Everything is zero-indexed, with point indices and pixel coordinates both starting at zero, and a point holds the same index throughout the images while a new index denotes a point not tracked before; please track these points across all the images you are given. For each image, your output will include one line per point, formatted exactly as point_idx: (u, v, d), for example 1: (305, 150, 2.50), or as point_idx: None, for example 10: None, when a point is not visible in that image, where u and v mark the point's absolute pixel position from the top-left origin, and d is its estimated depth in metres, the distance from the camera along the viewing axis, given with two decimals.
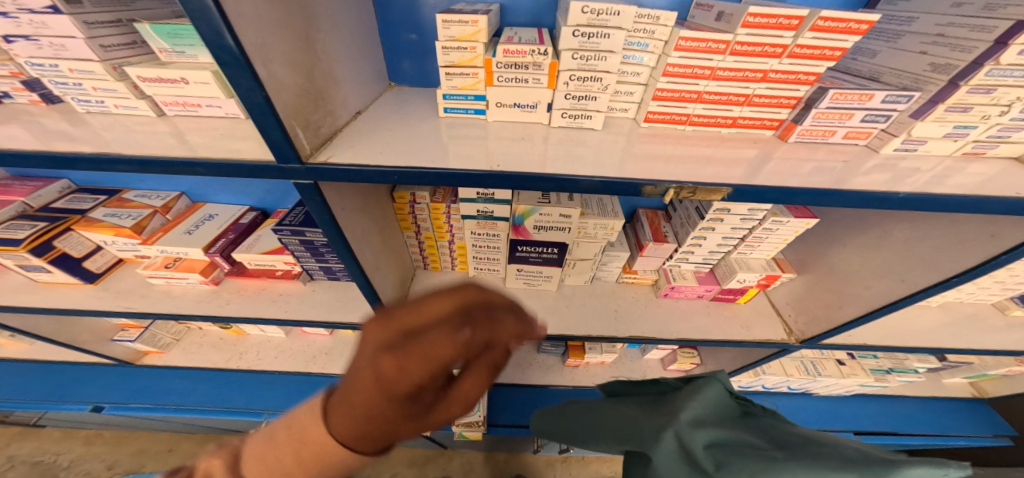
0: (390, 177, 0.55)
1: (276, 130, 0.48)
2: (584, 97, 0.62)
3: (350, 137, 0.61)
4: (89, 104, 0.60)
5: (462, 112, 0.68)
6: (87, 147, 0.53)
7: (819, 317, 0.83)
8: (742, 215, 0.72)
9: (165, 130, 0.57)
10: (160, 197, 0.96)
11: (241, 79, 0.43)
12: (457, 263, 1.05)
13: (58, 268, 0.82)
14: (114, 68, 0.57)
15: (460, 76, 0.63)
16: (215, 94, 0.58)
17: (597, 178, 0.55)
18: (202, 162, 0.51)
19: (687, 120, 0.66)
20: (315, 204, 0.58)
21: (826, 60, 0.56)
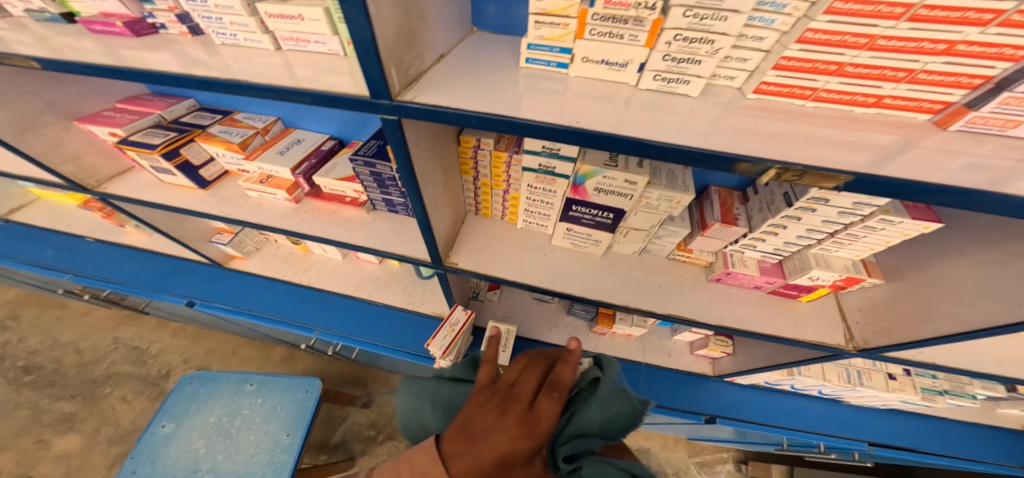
0: (467, 121, 0.54)
1: (376, 69, 0.49)
2: (687, 59, 0.52)
3: (435, 80, 0.60)
4: (226, 37, 0.72)
5: (543, 63, 0.61)
6: (221, 73, 0.64)
7: (892, 328, 0.72)
8: (841, 208, 0.65)
9: (278, 62, 0.67)
10: (262, 121, 1.16)
11: (352, 13, 0.43)
12: (508, 212, 1.04)
13: (181, 173, 1.05)
14: (249, 5, 0.65)
15: (549, 25, 0.55)
16: (323, 31, 0.65)
17: (675, 146, 0.49)
18: (310, 92, 0.57)
19: (812, 95, 0.52)
20: (395, 139, 0.60)
21: None
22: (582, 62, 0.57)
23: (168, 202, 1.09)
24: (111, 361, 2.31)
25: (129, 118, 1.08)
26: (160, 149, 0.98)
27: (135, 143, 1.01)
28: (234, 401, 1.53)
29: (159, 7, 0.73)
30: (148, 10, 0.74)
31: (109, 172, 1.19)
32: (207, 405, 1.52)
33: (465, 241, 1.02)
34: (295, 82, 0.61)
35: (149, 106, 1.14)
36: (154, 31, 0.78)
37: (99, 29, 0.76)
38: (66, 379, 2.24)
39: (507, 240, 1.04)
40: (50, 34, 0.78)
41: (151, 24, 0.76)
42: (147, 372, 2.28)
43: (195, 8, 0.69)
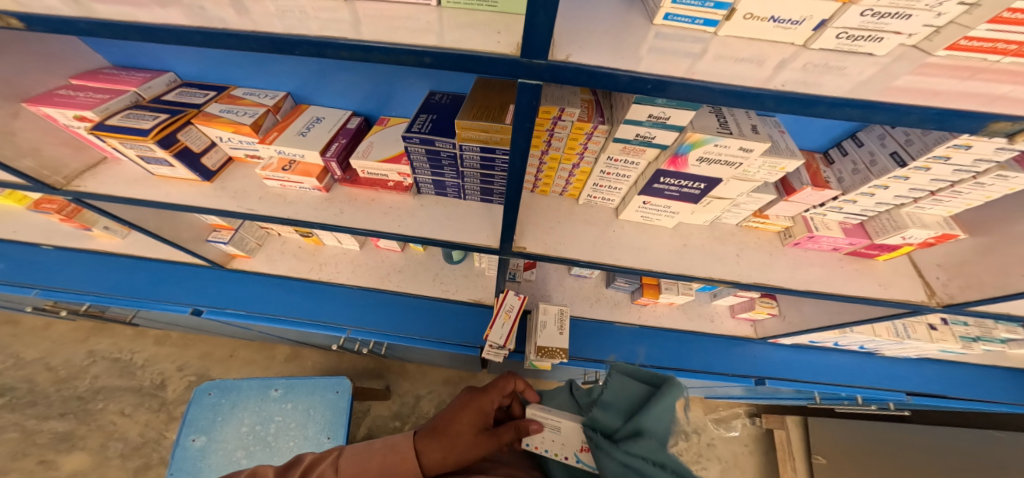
0: (642, 85, 0.47)
1: (547, 15, 0.38)
2: (893, 14, 0.44)
3: (569, 34, 0.50)
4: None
5: (685, 22, 0.51)
6: (277, 28, 0.51)
7: (982, 283, 0.76)
8: (959, 166, 0.62)
9: (345, 13, 0.55)
10: (269, 96, 0.96)
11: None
12: (570, 188, 0.97)
13: (181, 163, 0.81)
14: None
15: None
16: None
17: (864, 105, 0.44)
18: (432, 52, 0.47)
19: (1013, 49, 0.46)
20: (524, 109, 0.52)
21: None
22: (743, 19, 0.49)
23: (166, 199, 0.86)
24: (95, 374, 2.10)
25: (97, 97, 0.80)
26: (155, 134, 0.75)
27: (115, 126, 0.76)
28: (263, 409, 1.43)
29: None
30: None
31: (78, 166, 0.87)
32: (235, 415, 1.41)
33: (527, 222, 0.94)
34: (391, 38, 0.50)
35: (118, 81, 0.87)
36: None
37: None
38: (47, 397, 2.02)
39: (570, 218, 0.97)
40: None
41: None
42: (138, 383, 2.09)
43: None
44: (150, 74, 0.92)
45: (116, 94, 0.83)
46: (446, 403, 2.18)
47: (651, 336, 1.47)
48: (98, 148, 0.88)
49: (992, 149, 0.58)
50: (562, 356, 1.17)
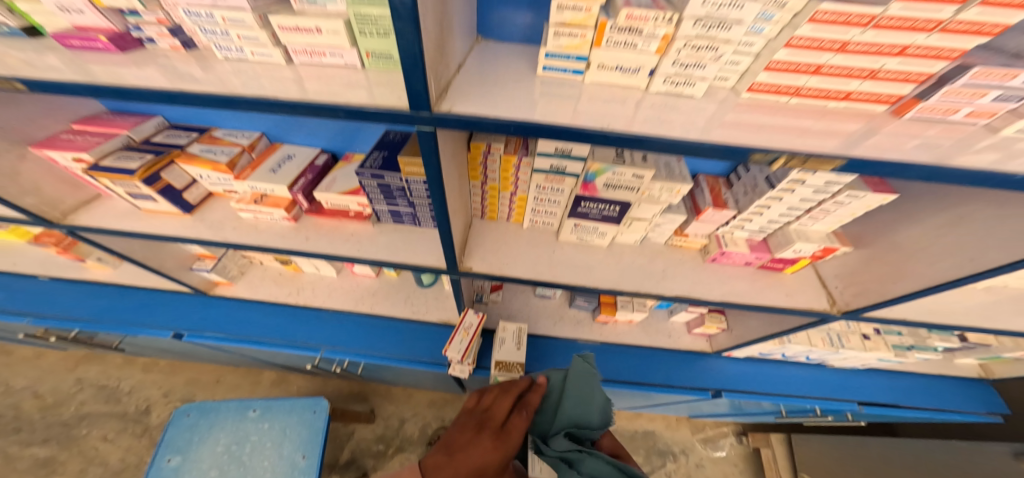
0: (507, 128, 0.62)
1: (419, 82, 0.55)
2: (693, 65, 0.66)
3: (459, 90, 0.67)
4: (229, 51, 0.73)
5: (562, 70, 0.74)
6: (232, 90, 0.65)
7: (869, 290, 0.86)
8: (817, 187, 0.75)
9: (292, 75, 0.70)
10: (245, 137, 1.08)
11: (403, 29, 0.49)
12: (514, 213, 1.07)
13: (164, 198, 0.93)
14: (259, 18, 0.67)
15: (568, 36, 0.68)
16: (341, 44, 0.69)
17: (682, 141, 0.61)
18: (344, 107, 0.62)
19: (795, 92, 0.65)
20: (427, 148, 0.67)
21: (983, 37, 0.50)
22: (600, 68, 0.71)
23: (149, 230, 0.97)
24: (81, 401, 2.14)
25: (91, 140, 0.92)
26: (140, 173, 0.87)
27: (105, 167, 0.88)
28: (240, 429, 1.48)
29: (146, 20, 0.70)
30: (132, 23, 0.71)
31: (74, 202, 0.99)
32: (212, 435, 1.46)
33: (476, 243, 1.04)
34: (323, 96, 0.65)
35: (113, 124, 0.99)
36: (138, 46, 0.75)
37: (77, 45, 0.71)
38: (32, 424, 2.05)
39: (516, 240, 1.06)
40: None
41: (135, 38, 0.74)
42: (124, 409, 2.13)
43: (197, 19, 0.69)
44: (140, 118, 1.03)
45: (108, 138, 0.94)
46: (430, 426, 2.20)
47: (615, 353, 1.53)
48: (93, 186, 1.00)
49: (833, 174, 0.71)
50: (520, 371, 1.22)
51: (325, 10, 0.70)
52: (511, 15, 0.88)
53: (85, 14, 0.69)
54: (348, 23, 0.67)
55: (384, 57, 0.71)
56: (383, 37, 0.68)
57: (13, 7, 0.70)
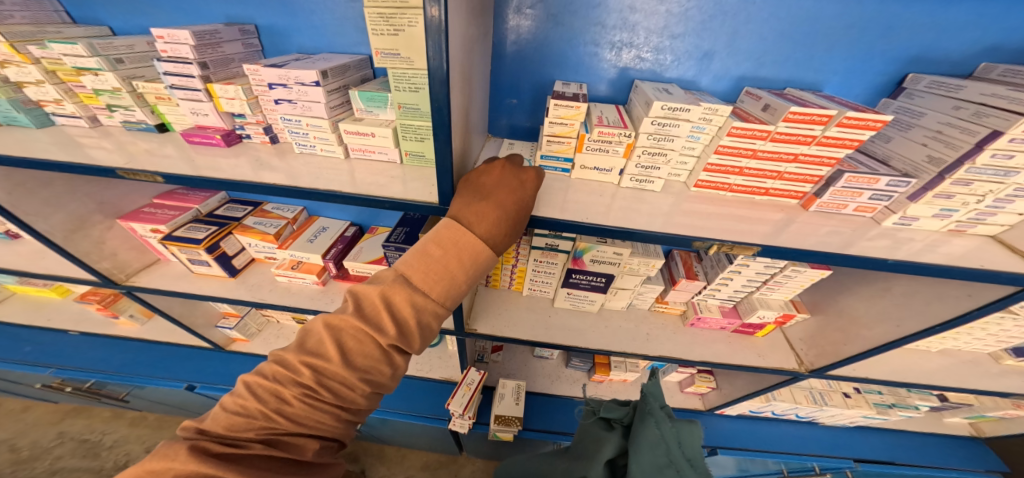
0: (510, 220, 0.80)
1: (448, 182, 0.75)
2: (651, 167, 0.89)
3: None
4: (305, 146, 0.94)
5: (553, 168, 0.95)
6: (301, 182, 0.83)
7: (827, 352, 1.00)
8: (764, 264, 0.93)
9: (346, 168, 0.90)
10: (290, 210, 1.26)
11: (443, 149, 0.70)
12: (514, 282, 1.20)
13: (217, 263, 1.09)
14: (333, 124, 0.89)
15: (557, 142, 0.90)
16: (388, 146, 0.90)
17: (649, 233, 0.77)
18: (389, 200, 0.80)
19: (728, 188, 0.89)
20: None
21: (845, 149, 0.77)
22: (584, 168, 0.93)
23: (198, 291, 1.12)
24: (57, 456, 2.10)
25: (169, 214, 1.10)
26: (206, 243, 1.03)
27: (179, 237, 1.04)
28: None
29: (250, 121, 0.93)
30: (239, 122, 0.94)
31: (138, 266, 1.15)
32: None
33: (481, 309, 1.14)
34: (372, 190, 0.83)
35: (187, 199, 1.17)
36: (238, 140, 0.97)
37: (197, 140, 0.93)
38: None
39: (516, 306, 1.17)
40: (131, 139, 0.93)
41: (239, 134, 0.96)
42: (101, 464, 2.08)
43: (289, 123, 0.90)
44: (209, 193, 1.20)
45: (182, 211, 1.12)
46: None
47: None
48: (157, 252, 1.16)
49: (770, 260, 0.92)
50: (520, 424, 1.30)
51: (379, 117, 0.92)
52: (515, 115, 1.11)
53: (209, 117, 0.91)
54: (395, 130, 0.89)
55: (419, 156, 0.91)
56: (421, 142, 0.88)
57: (155, 110, 0.94)
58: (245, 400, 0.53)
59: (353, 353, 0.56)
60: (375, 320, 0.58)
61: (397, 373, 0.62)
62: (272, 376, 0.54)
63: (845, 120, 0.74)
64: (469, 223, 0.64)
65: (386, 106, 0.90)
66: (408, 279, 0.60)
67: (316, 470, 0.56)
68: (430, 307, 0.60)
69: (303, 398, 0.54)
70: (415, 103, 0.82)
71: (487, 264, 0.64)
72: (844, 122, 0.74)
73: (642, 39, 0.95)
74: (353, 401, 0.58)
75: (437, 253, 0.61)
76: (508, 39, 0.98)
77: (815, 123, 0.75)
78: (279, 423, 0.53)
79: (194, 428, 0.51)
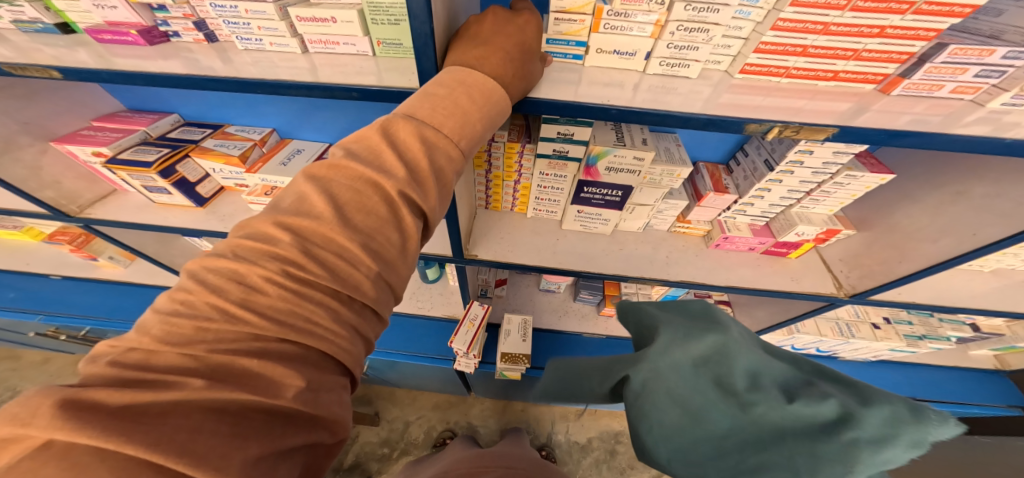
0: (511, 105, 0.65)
1: (429, 61, 0.59)
2: (687, 47, 0.71)
3: None
4: (249, 42, 0.76)
5: (562, 56, 0.77)
6: (245, 75, 0.67)
7: (874, 272, 0.88)
8: (814, 168, 0.78)
9: (304, 62, 0.73)
10: (257, 132, 1.10)
11: (417, 11, 0.52)
12: (517, 204, 1.06)
13: (177, 190, 0.96)
14: (280, 9, 0.70)
15: (568, 22, 0.72)
16: (355, 33, 0.72)
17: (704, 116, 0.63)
18: (358, 88, 0.64)
19: (785, 73, 0.72)
20: None
21: (954, 17, 0.59)
22: (598, 52, 0.75)
23: (161, 223, 1.00)
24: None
25: (111, 135, 0.95)
26: (157, 166, 0.89)
27: (125, 160, 0.90)
28: None
29: (174, 15, 0.75)
30: (160, 18, 0.75)
31: (91, 197, 1.03)
32: None
33: (481, 234, 1.02)
34: (334, 80, 0.67)
35: (132, 122, 1.01)
36: (165, 39, 0.79)
37: (107, 39, 0.75)
38: None
39: (520, 230, 1.05)
40: (30, 43, 0.75)
41: (163, 32, 0.78)
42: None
43: (221, 11, 0.72)
44: (158, 116, 1.06)
45: (128, 133, 0.98)
46: (436, 427, 2.17)
47: (619, 346, 1.51)
48: (109, 181, 1.03)
49: (830, 153, 0.74)
50: (526, 362, 1.24)
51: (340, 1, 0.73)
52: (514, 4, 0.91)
53: (118, 10, 0.74)
54: (362, 12, 0.70)
55: (394, 45, 0.73)
56: (396, 25, 0.70)
57: (49, 5, 0.75)
58: (194, 294, 0.37)
59: (349, 207, 0.45)
60: (374, 162, 0.48)
61: (408, 246, 0.48)
62: (235, 253, 0.40)
63: None
64: (474, 65, 0.56)
65: None
66: (408, 118, 0.50)
67: (293, 419, 0.37)
68: (445, 145, 0.51)
69: (280, 282, 0.39)
70: None
71: (502, 103, 0.55)
72: None
73: None
74: (356, 285, 0.44)
75: (441, 90, 0.52)
76: None
77: None
78: (246, 325, 0.37)
79: (109, 359, 0.34)
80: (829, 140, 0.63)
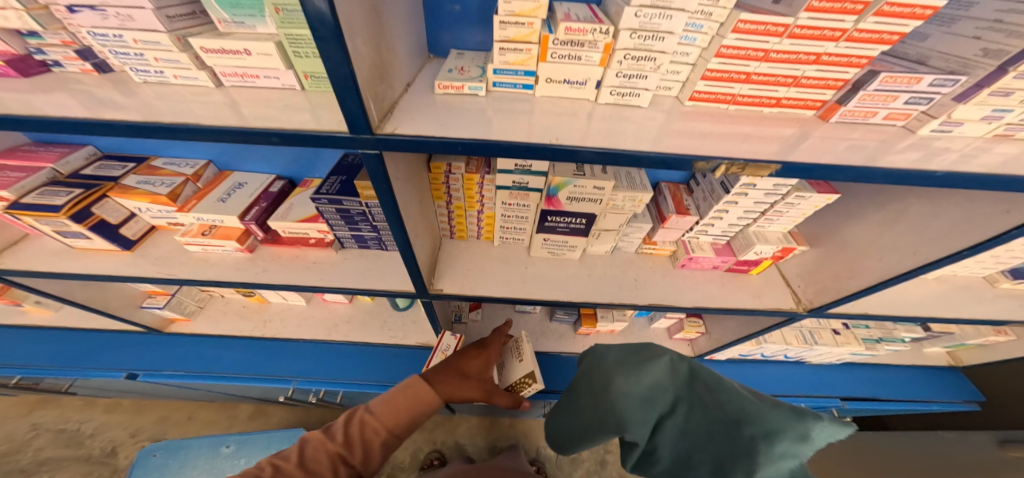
0: (454, 148, 0.62)
1: (356, 105, 0.55)
2: (637, 76, 0.71)
3: (405, 111, 0.68)
4: (147, 74, 0.70)
5: (512, 86, 0.76)
6: (153, 117, 0.62)
7: (828, 287, 0.91)
8: (766, 190, 0.80)
9: (226, 98, 0.68)
10: (190, 166, 1.03)
11: (330, 53, 0.48)
12: (483, 232, 1.04)
13: (97, 234, 0.89)
14: (179, 39, 0.65)
15: (513, 52, 0.70)
16: (275, 66, 0.68)
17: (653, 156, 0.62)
18: (277, 133, 0.59)
19: (732, 100, 0.73)
20: (376, 174, 0.66)
21: (882, 44, 0.61)
22: (548, 82, 0.74)
23: (86, 270, 0.93)
24: (39, 446, 2.02)
25: (10, 175, 0.85)
26: (68, 211, 0.82)
27: (29, 204, 0.82)
28: (213, 467, 1.56)
29: (50, 42, 0.67)
30: (34, 45, 0.68)
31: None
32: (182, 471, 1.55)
33: (446, 265, 1.00)
34: (255, 121, 0.62)
35: (35, 157, 0.92)
36: (43, 69, 0.72)
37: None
38: None
39: (487, 259, 1.03)
40: None
41: (40, 61, 0.71)
42: (87, 452, 2.01)
43: (104, 40, 0.67)
44: (69, 149, 0.98)
45: (32, 172, 0.88)
46: (421, 449, 2.10)
47: None
48: (19, 226, 0.94)
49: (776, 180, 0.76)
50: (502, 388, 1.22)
51: (255, 31, 0.69)
52: (462, 28, 0.88)
53: None
54: (281, 46, 0.66)
55: (323, 78, 0.70)
56: (319, 58, 0.67)
57: None
58: None
59: None
60: None
61: None
62: None
63: (885, 7, 0.56)
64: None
65: (258, 15, 0.67)
66: None
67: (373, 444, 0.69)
68: None
69: None
70: (293, 2, 0.61)
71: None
72: (883, 10, 0.57)
73: None
74: None
75: None
76: None
77: (847, 11, 0.57)
78: None
79: None
80: (775, 175, 0.63)
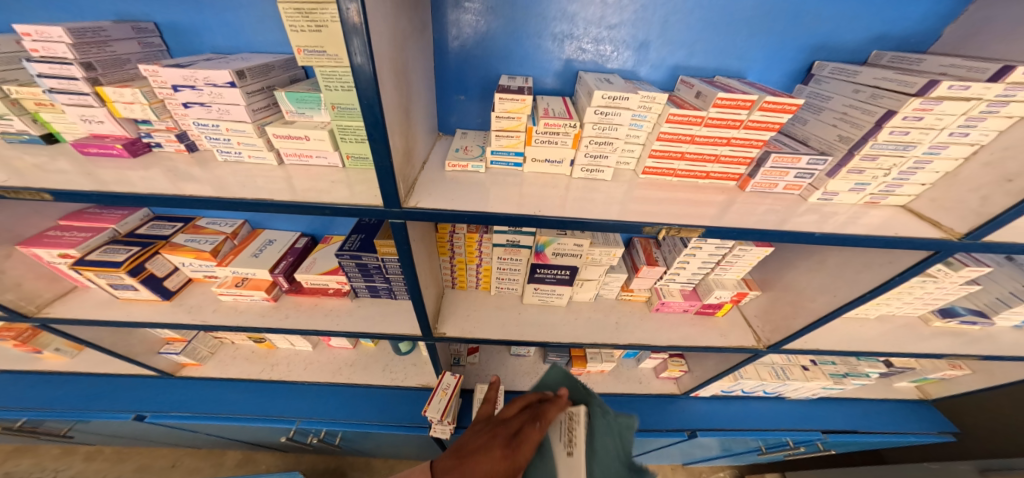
0: (462, 219, 0.78)
1: (391, 185, 0.72)
2: (600, 156, 0.90)
3: (424, 187, 0.85)
4: (229, 154, 0.89)
5: (505, 162, 0.94)
6: (216, 192, 0.78)
7: (780, 326, 1.04)
8: (715, 245, 0.96)
9: (274, 175, 0.86)
10: (229, 225, 1.20)
11: (379, 151, 0.67)
12: (481, 282, 1.18)
13: (145, 287, 1.02)
14: (259, 128, 0.85)
15: (506, 137, 0.89)
16: (326, 149, 0.87)
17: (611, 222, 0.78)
18: (330, 207, 0.76)
19: (673, 173, 0.91)
20: (400, 236, 0.82)
21: (769, 131, 0.80)
22: (535, 162, 0.93)
23: (124, 317, 1.04)
24: None
25: (80, 236, 1.01)
26: (127, 266, 0.96)
27: (93, 261, 0.97)
28: None
29: (157, 128, 0.87)
30: (144, 130, 0.87)
31: (50, 295, 1.06)
32: None
33: (449, 312, 1.12)
34: (296, 195, 0.79)
35: (100, 219, 1.08)
36: (147, 149, 0.90)
37: (94, 151, 0.85)
38: None
39: (484, 306, 1.16)
40: (16, 153, 0.83)
41: (145, 143, 0.89)
42: None
43: (204, 129, 0.85)
44: (128, 211, 1.13)
45: (96, 233, 1.04)
46: None
47: None
48: (72, 279, 1.08)
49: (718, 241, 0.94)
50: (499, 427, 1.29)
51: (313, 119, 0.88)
52: (463, 113, 1.09)
53: (104, 124, 0.84)
54: (332, 132, 0.85)
55: (362, 157, 0.89)
56: (359, 144, 0.86)
57: (38, 118, 0.86)
58: None
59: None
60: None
61: None
62: None
63: (766, 104, 0.76)
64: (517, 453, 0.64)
65: (317, 107, 0.87)
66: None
67: None
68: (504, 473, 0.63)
69: None
70: (349, 103, 0.80)
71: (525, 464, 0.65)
72: (765, 107, 0.77)
73: (582, 29, 0.92)
74: None
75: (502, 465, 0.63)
76: (449, 35, 0.95)
77: (739, 107, 0.77)
78: None
79: None
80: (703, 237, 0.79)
